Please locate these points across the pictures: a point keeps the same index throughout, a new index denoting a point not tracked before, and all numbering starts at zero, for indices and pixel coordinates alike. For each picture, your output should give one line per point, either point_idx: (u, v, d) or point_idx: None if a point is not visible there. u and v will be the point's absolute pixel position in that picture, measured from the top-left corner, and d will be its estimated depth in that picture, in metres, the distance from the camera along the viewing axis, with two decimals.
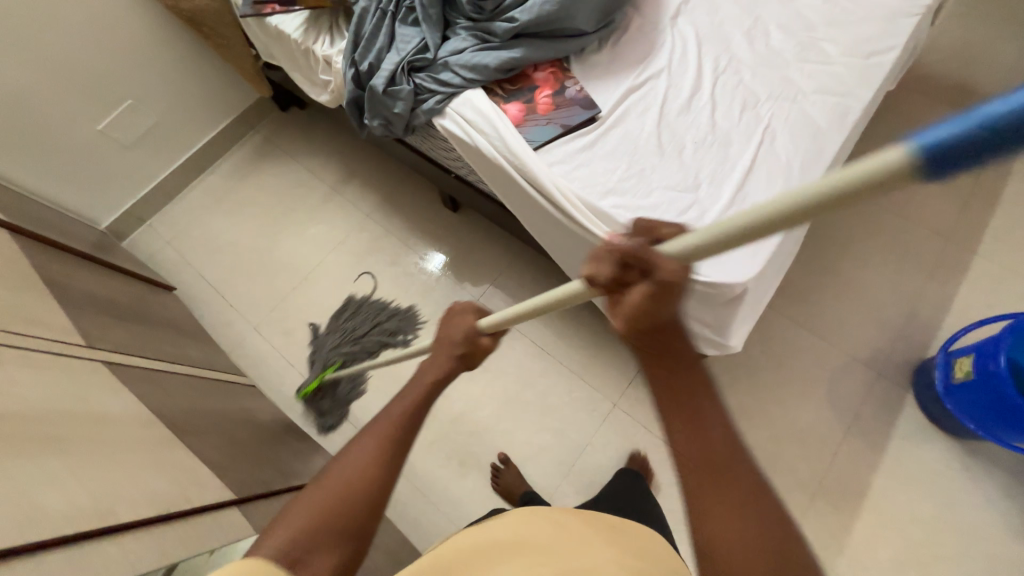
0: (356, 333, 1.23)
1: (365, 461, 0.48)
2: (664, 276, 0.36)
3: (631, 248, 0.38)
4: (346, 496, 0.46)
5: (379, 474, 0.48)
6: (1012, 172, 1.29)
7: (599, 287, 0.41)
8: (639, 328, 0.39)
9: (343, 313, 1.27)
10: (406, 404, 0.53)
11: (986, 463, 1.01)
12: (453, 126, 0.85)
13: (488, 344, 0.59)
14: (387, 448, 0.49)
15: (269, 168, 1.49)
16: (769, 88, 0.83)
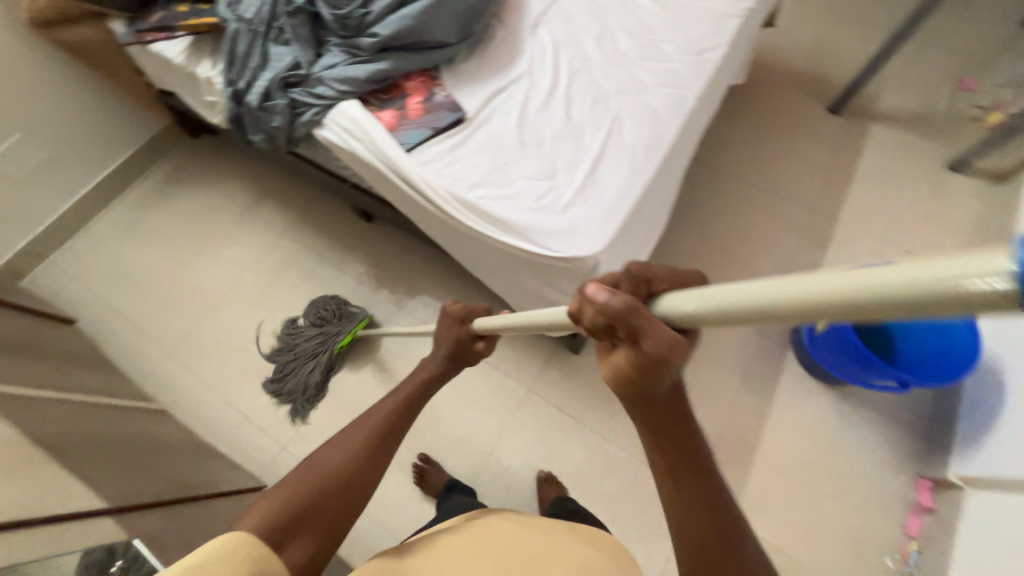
0: (296, 339, 1.23)
1: (354, 449, 0.53)
2: (650, 351, 0.33)
3: (623, 310, 0.32)
4: (332, 483, 0.50)
5: (363, 466, 0.52)
6: (863, 149, 1.47)
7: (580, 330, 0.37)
8: (626, 388, 0.36)
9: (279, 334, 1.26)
10: (397, 400, 0.59)
11: (858, 405, 1.13)
12: (332, 135, 0.90)
13: (484, 348, 0.68)
14: (375, 442, 0.54)
15: (180, 194, 1.49)
16: (617, 84, 0.93)
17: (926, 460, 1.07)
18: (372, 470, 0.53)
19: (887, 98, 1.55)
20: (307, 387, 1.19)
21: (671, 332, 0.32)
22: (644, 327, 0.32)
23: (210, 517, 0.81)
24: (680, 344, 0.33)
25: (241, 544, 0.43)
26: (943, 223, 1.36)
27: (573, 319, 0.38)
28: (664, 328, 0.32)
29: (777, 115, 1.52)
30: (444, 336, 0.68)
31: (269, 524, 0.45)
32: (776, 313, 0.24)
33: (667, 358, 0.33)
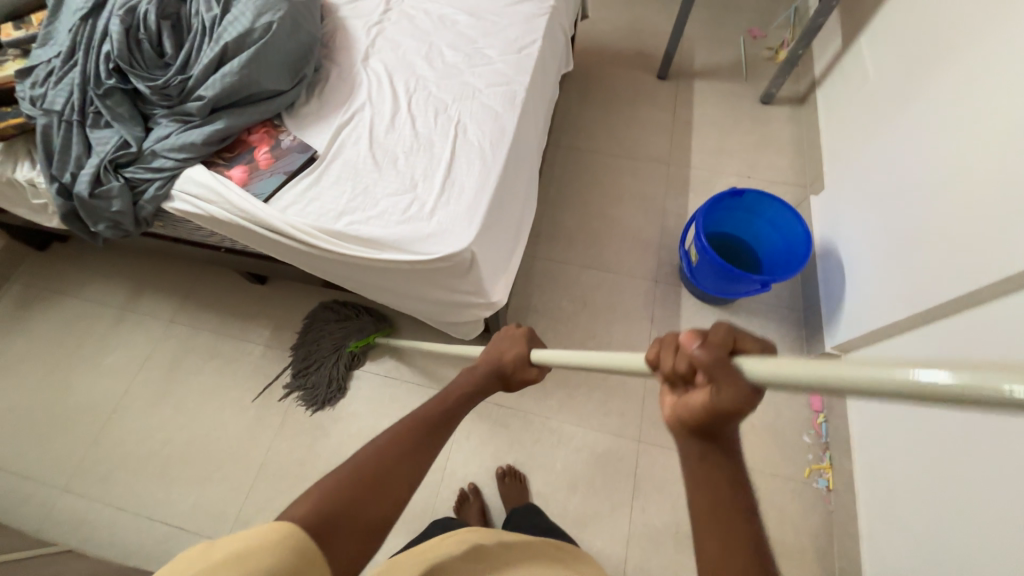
0: (328, 333, 1.27)
1: (401, 440, 0.51)
2: (725, 401, 0.37)
3: (710, 364, 0.37)
4: (380, 473, 0.47)
5: (407, 459, 0.50)
6: (694, 101, 1.69)
7: (663, 373, 0.42)
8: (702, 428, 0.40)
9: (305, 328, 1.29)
10: (443, 406, 0.58)
11: (746, 316, 1.29)
12: (183, 204, 0.88)
13: (535, 373, 0.67)
14: (422, 436, 0.53)
15: (38, 314, 1.34)
16: (453, 93, 1.01)
17: (810, 343, 1.24)
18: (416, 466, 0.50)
19: (699, 56, 1.80)
20: (326, 383, 1.22)
21: (751, 385, 0.36)
22: (727, 379, 0.36)
23: None
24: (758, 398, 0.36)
25: (284, 535, 0.39)
26: (770, 146, 1.60)
27: (652, 365, 0.43)
28: (743, 382, 0.36)
29: (616, 92, 1.71)
30: (491, 353, 0.68)
31: (316, 514, 0.42)
32: (777, 386, 0.33)
33: (742, 407, 0.36)
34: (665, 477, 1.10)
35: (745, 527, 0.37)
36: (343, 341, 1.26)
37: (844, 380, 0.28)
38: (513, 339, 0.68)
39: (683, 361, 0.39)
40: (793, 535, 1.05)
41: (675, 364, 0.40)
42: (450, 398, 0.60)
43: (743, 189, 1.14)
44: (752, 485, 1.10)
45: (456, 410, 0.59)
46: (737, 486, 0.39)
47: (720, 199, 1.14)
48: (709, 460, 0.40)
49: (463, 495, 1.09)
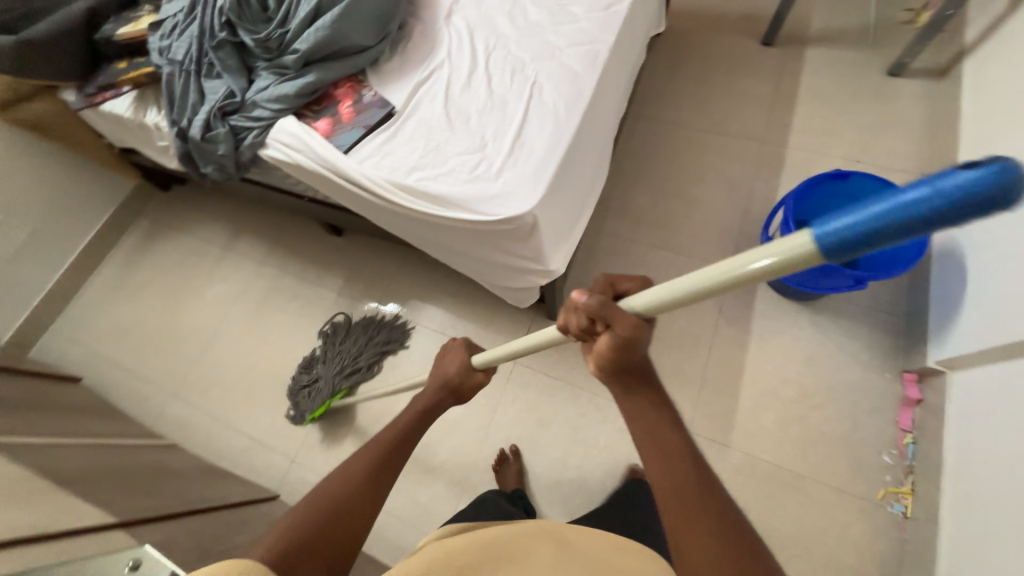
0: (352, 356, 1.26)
1: (357, 469, 0.54)
2: (624, 331, 0.45)
3: (598, 309, 0.46)
4: (340, 502, 0.49)
5: (365, 487, 0.52)
6: (803, 71, 1.50)
7: (573, 331, 0.51)
8: (614, 366, 0.49)
9: (333, 339, 1.30)
10: (398, 431, 0.61)
11: (832, 316, 1.16)
12: (275, 152, 0.95)
13: (482, 378, 0.72)
14: (378, 461, 0.55)
15: (160, 246, 1.56)
16: (532, 52, 0.98)
17: (907, 354, 1.09)
18: (378, 486, 0.53)
19: (817, 19, 1.57)
20: (305, 390, 1.24)
21: (634, 317, 0.45)
22: (614, 316, 0.45)
23: (224, 524, 0.86)
24: (644, 325, 0.46)
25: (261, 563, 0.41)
26: (892, 126, 1.38)
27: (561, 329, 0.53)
28: (629, 315, 0.45)
29: (711, 59, 1.56)
30: (436, 372, 0.72)
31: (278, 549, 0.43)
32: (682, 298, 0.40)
33: (637, 329, 0.45)
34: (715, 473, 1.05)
35: (675, 437, 0.48)
36: (346, 379, 1.24)
37: (726, 271, 0.36)
38: (454, 351, 0.73)
39: (580, 315, 0.49)
40: (852, 558, 0.96)
41: (576, 319, 0.49)
42: (404, 417, 0.63)
43: (848, 172, 1.01)
44: (812, 497, 1.01)
45: (412, 428, 0.62)
46: (661, 408, 0.50)
47: (817, 182, 1.02)
48: (633, 395, 0.51)
49: (503, 455, 1.12)
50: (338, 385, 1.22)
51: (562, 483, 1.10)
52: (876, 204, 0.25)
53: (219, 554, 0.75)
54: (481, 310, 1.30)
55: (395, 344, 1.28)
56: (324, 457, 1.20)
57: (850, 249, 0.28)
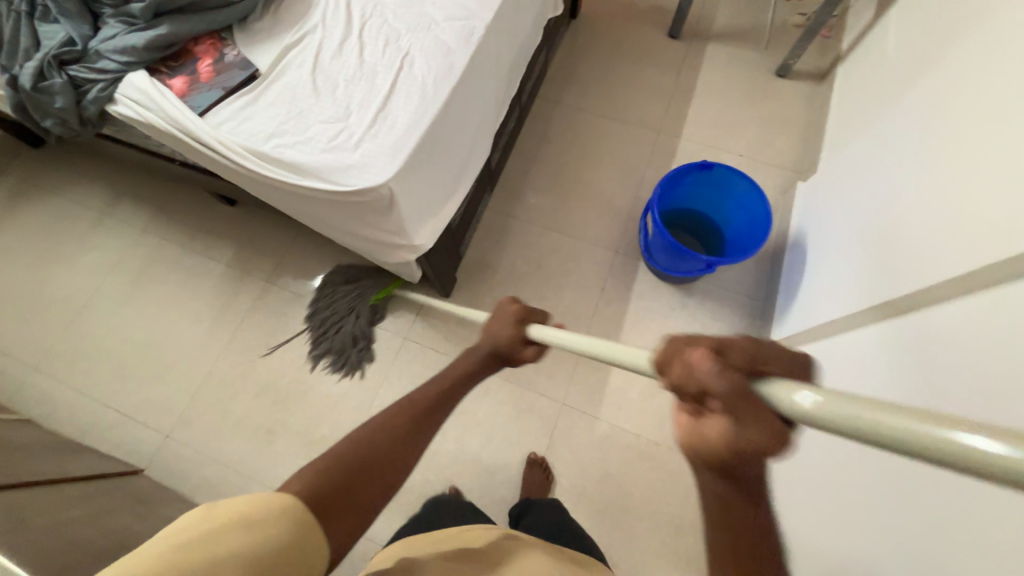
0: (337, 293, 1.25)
1: (394, 426, 0.52)
2: (748, 440, 0.30)
3: (719, 388, 0.30)
4: (374, 459, 0.49)
5: (395, 449, 0.51)
6: (703, 66, 1.57)
7: (673, 379, 0.34)
8: (708, 467, 0.33)
9: (315, 314, 1.26)
10: (437, 390, 0.58)
11: (700, 299, 1.25)
12: (125, 109, 0.89)
13: (533, 354, 0.65)
14: (414, 421, 0.54)
15: (27, 208, 1.42)
16: (408, 23, 0.96)
17: (760, 334, 1.20)
18: (414, 447, 0.53)
19: (721, 17, 1.64)
20: (347, 347, 1.22)
21: (776, 426, 0.30)
22: (748, 415, 0.30)
23: (58, 498, 0.82)
24: (785, 442, 0.30)
25: (292, 509, 0.41)
26: (775, 124, 1.48)
27: (662, 369, 0.35)
28: (770, 423, 0.29)
29: (621, 47, 1.60)
30: (487, 333, 0.64)
31: (319, 494, 0.43)
32: (877, 433, 0.26)
33: (767, 449, 0.30)
34: (581, 442, 1.13)
35: None
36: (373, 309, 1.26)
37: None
38: (508, 315, 0.64)
39: (692, 377, 0.32)
40: (692, 514, 1.07)
41: (684, 376, 0.33)
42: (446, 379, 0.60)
43: (713, 164, 1.07)
44: (665, 462, 1.11)
45: (455, 391, 0.59)
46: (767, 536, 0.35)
47: (685, 172, 1.08)
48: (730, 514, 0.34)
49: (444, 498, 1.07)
50: (367, 320, 1.23)
51: (440, 452, 1.14)
52: None
53: (37, 525, 0.72)
54: None
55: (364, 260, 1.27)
56: (200, 431, 1.18)
57: None
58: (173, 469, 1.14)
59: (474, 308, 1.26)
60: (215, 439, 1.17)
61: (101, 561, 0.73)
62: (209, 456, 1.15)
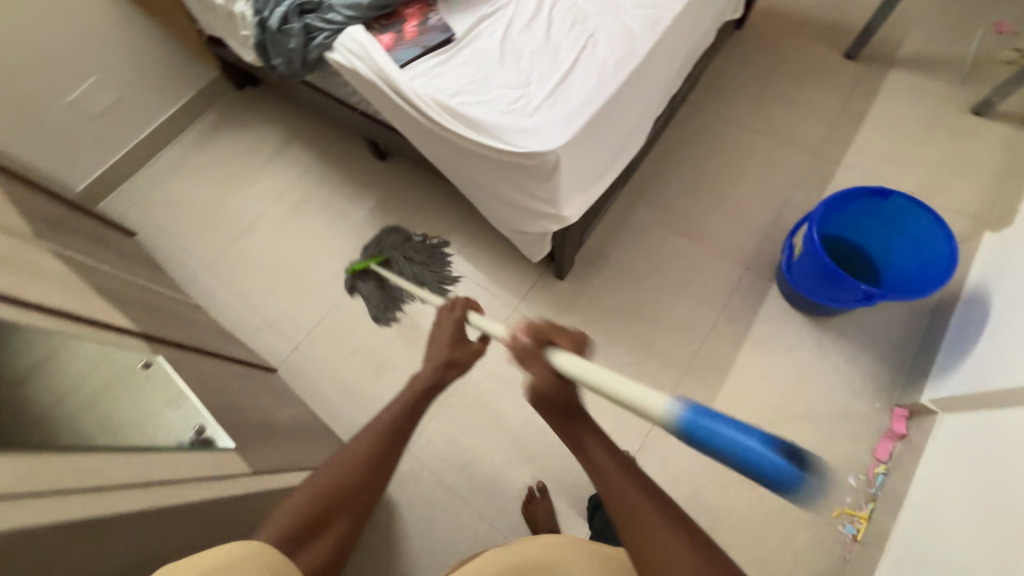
0: (412, 254, 1.33)
1: (359, 458, 0.56)
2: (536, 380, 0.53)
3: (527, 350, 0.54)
4: (340, 493, 0.53)
5: (362, 479, 0.55)
6: (879, 93, 1.43)
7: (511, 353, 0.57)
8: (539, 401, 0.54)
9: (398, 234, 1.37)
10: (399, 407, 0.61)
11: (835, 336, 1.14)
12: (340, 56, 1.02)
13: (479, 346, 0.70)
14: (378, 447, 0.57)
15: (223, 136, 1.68)
16: (597, 7, 0.99)
17: (904, 390, 1.07)
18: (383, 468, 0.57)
19: (910, 43, 1.49)
20: (377, 286, 1.32)
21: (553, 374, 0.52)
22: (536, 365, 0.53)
23: (226, 371, 0.97)
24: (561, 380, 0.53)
25: (266, 552, 0.46)
26: (961, 166, 1.30)
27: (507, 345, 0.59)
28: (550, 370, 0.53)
29: (785, 63, 1.51)
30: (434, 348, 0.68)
31: (289, 532, 0.50)
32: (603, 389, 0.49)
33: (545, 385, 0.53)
34: (675, 453, 1.08)
35: (642, 499, 0.46)
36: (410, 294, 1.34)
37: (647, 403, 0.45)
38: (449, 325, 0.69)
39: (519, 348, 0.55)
40: (788, 562, 0.97)
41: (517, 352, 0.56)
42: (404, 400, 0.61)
43: (891, 192, 0.97)
44: (765, 498, 1.02)
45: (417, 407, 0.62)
46: (623, 468, 0.48)
47: (854, 196, 0.99)
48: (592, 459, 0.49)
49: (532, 494, 1.07)
50: (371, 286, 1.31)
51: (529, 425, 1.16)
52: (747, 438, 0.39)
53: (215, 386, 0.85)
54: (494, 255, 1.36)
55: (445, 271, 1.32)
56: (323, 351, 1.31)
57: (722, 451, 0.40)
58: (295, 378, 1.28)
59: (587, 296, 1.27)
60: (332, 361, 1.29)
61: (257, 429, 0.84)
62: (325, 374, 1.28)
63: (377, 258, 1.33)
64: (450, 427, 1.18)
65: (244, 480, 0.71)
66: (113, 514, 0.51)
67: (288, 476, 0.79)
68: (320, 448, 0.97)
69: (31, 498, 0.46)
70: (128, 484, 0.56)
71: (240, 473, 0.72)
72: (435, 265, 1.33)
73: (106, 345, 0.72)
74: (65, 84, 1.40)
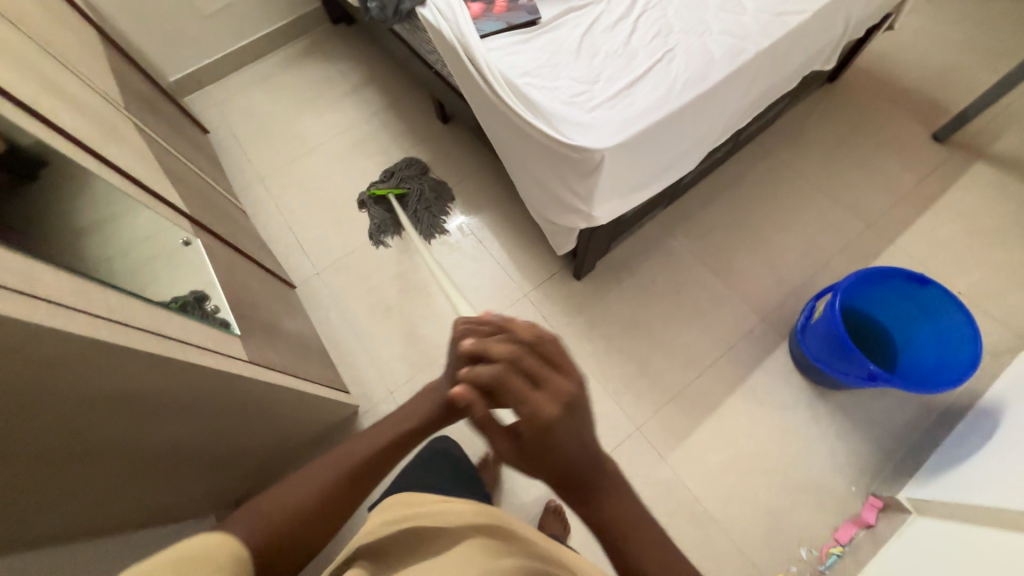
0: (424, 193, 1.43)
1: (326, 487, 0.48)
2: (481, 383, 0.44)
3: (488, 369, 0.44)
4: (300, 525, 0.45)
5: (322, 514, 0.47)
6: (957, 182, 1.36)
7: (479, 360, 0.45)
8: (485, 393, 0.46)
9: (421, 172, 1.48)
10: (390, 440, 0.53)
11: (832, 409, 1.12)
12: (429, 13, 1.07)
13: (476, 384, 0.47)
14: (347, 483, 0.49)
15: (308, 63, 1.78)
16: (684, 24, 1.00)
17: (886, 482, 1.04)
18: (346, 512, 0.49)
19: (1006, 139, 1.41)
20: (387, 213, 1.44)
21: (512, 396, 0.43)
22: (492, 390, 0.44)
23: (252, 271, 1.05)
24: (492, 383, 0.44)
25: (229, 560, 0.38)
26: (1020, 278, 1.23)
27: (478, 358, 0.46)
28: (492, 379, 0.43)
29: (867, 128, 1.46)
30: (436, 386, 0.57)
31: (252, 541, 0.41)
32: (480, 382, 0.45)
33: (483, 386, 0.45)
34: (638, 470, 1.09)
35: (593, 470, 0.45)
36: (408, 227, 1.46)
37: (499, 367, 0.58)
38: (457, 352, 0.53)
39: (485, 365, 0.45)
40: None
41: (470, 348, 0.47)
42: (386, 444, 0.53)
43: (929, 281, 0.94)
44: (712, 541, 1.03)
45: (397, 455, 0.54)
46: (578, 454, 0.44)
47: (890, 275, 0.96)
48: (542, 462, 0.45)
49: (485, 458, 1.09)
50: (383, 211, 1.44)
51: None
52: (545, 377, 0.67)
53: (238, 280, 0.93)
54: (521, 237, 1.39)
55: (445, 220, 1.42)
56: (340, 281, 1.39)
57: None
58: (310, 299, 1.37)
59: (598, 301, 1.29)
60: (346, 293, 1.37)
61: (264, 329, 0.91)
62: (336, 302, 1.36)
63: (395, 186, 1.45)
64: None
65: (242, 365, 0.76)
66: (132, 348, 0.55)
67: (281, 377, 0.86)
68: (313, 364, 1.03)
69: (85, 315, 0.52)
70: (157, 333, 0.62)
71: (238, 356, 0.76)
72: (438, 210, 1.43)
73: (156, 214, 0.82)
74: None
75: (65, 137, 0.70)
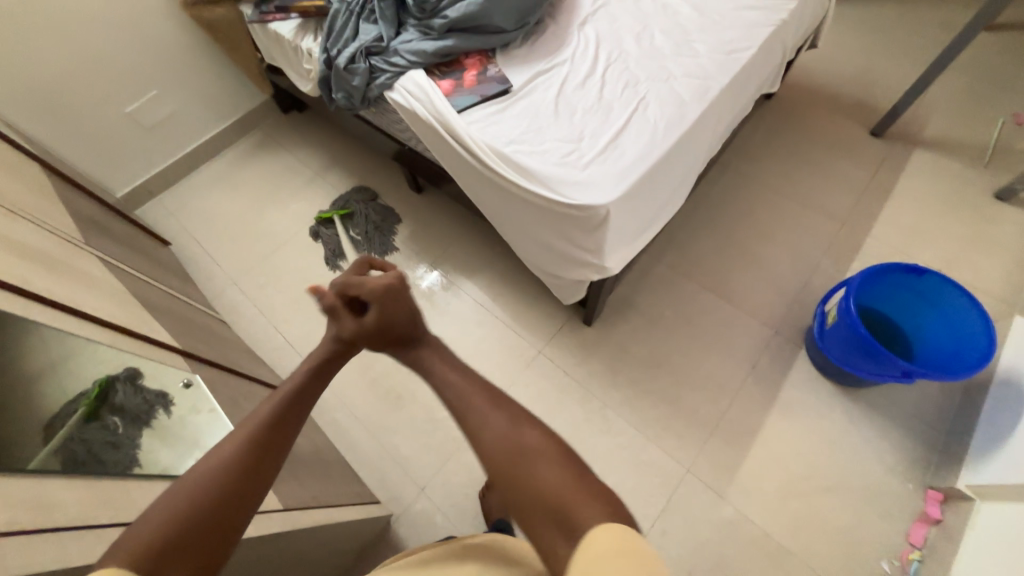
0: (369, 213, 1.52)
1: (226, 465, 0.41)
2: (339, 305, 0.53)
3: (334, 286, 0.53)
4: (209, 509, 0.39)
5: (237, 490, 0.41)
6: (905, 170, 1.48)
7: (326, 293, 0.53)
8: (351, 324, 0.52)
9: (367, 196, 1.58)
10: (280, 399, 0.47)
11: (865, 408, 1.13)
12: (399, 96, 1.07)
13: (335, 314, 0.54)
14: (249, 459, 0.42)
15: (265, 155, 1.73)
16: (648, 73, 1.05)
17: (938, 472, 1.04)
18: (258, 482, 0.42)
19: (934, 126, 1.56)
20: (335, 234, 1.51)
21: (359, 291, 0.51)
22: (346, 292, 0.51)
23: (254, 391, 0.95)
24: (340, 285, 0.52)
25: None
26: (985, 247, 1.33)
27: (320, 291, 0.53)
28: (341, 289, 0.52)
29: (814, 135, 1.58)
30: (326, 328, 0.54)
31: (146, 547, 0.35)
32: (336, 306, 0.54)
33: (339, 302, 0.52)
34: (699, 516, 1.04)
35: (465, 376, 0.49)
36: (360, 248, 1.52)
37: None
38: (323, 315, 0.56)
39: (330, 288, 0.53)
40: None
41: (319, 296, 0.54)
42: (259, 420, 0.45)
43: (927, 270, 0.98)
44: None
45: (287, 421, 0.47)
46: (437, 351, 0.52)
47: (891, 271, 1.01)
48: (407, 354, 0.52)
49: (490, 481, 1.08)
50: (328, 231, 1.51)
51: None
52: None
53: (245, 409, 0.84)
54: (522, 294, 1.36)
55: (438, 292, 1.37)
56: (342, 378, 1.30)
57: None
58: None
59: (614, 344, 1.26)
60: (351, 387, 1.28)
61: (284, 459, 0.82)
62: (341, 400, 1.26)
63: (341, 208, 1.54)
64: (467, 468, 1.14)
65: (274, 517, 0.67)
66: None
67: (314, 514, 0.76)
68: (338, 481, 0.93)
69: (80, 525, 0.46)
70: None
71: (270, 508, 0.68)
72: (388, 231, 1.50)
73: (123, 350, 0.70)
74: (125, 97, 1.46)
75: (46, 302, 0.61)
